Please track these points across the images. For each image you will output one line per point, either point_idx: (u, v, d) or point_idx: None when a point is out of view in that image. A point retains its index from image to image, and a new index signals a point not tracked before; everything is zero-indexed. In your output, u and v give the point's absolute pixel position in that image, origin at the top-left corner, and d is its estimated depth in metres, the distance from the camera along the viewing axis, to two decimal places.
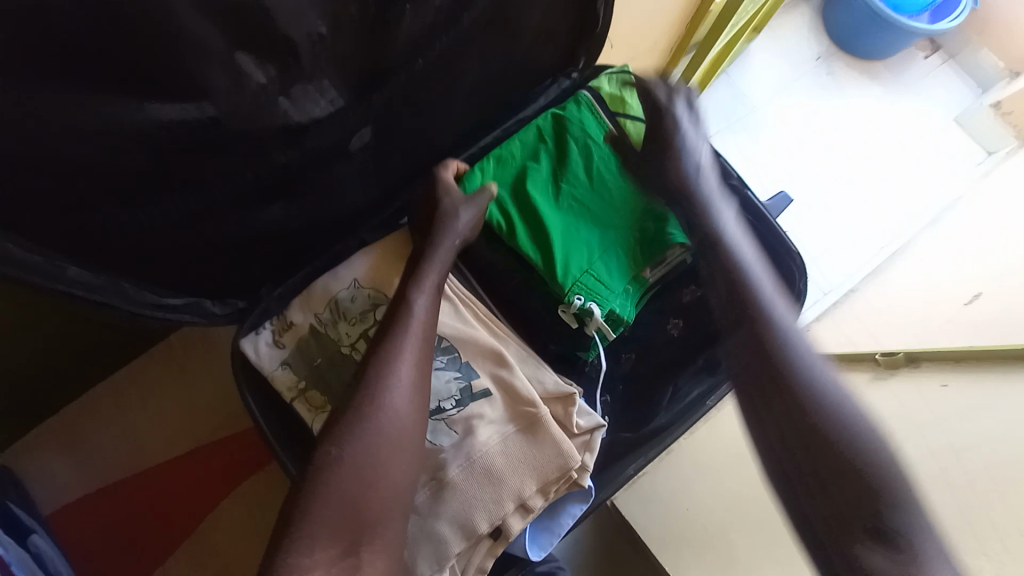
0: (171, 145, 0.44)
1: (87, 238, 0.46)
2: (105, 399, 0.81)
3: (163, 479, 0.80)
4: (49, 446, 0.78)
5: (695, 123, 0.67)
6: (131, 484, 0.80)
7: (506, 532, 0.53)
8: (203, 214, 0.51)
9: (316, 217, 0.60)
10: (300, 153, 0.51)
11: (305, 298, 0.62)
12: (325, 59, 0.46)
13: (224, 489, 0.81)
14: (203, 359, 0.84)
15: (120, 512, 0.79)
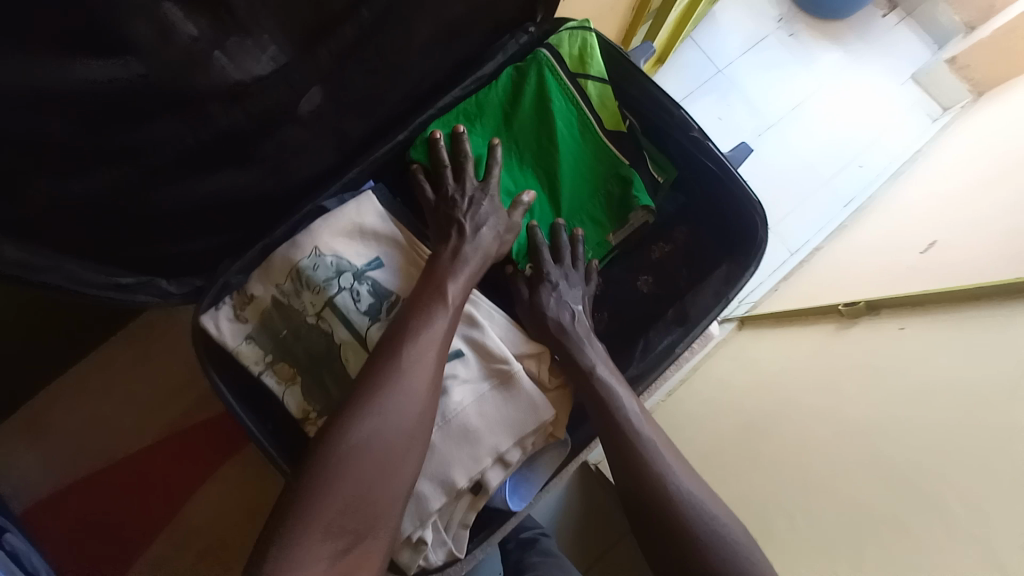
0: (97, 106, 0.40)
1: (16, 217, 0.43)
2: (75, 389, 0.79)
3: (137, 465, 0.79)
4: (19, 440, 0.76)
5: (580, 283, 0.65)
6: (107, 472, 0.78)
7: (486, 487, 0.53)
8: (144, 186, 0.48)
9: (270, 186, 0.58)
10: (244, 116, 0.49)
11: (263, 270, 0.56)
12: (260, 10, 0.43)
13: (200, 475, 0.80)
14: (167, 339, 0.82)
15: (96, 501, 0.77)
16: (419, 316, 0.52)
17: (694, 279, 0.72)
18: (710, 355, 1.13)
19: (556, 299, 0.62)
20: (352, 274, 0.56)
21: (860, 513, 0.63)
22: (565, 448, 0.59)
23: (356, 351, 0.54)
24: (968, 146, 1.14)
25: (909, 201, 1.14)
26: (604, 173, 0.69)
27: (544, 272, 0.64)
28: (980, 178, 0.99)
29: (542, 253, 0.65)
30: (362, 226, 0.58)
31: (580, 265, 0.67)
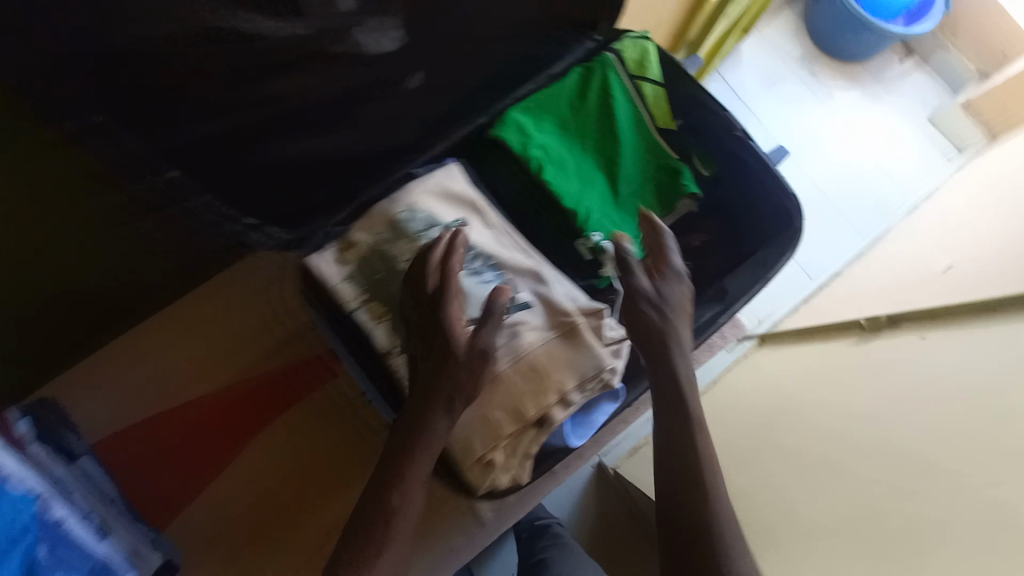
0: (264, 58, 0.49)
1: (176, 145, 0.51)
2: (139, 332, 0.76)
3: (185, 416, 0.76)
4: (83, 380, 0.73)
5: (675, 293, 0.61)
6: (165, 422, 0.75)
7: (549, 422, 0.59)
8: (273, 132, 0.56)
9: (365, 149, 0.66)
10: (359, 81, 0.58)
11: (365, 219, 0.64)
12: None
13: (255, 430, 0.77)
14: (229, 291, 0.79)
15: (139, 452, 0.74)
16: (374, 536, 0.48)
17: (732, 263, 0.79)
18: (732, 367, 1.18)
19: (656, 309, 0.59)
20: (439, 229, 0.64)
21: (856, 489, 0.66)
22: (616, 398, 0.65)
23: None
24: (985, 183, 1.21)
25: (927, 231, 1.20)
26: (656, 162, 0.76)
27: (638, 283, 0.61)
28: (998, 208, 1.04)
29: (632, 259, 0.62)
30: (450, 189, 0.66)
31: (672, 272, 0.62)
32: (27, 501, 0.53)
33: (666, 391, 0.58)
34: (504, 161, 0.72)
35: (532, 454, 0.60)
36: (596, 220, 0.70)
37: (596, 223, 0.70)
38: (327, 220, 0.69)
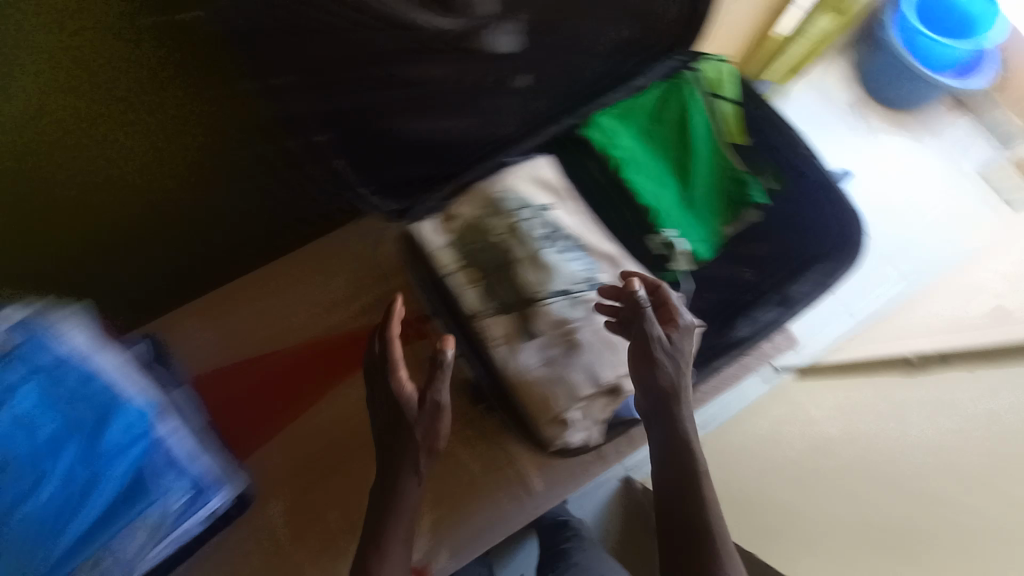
0: (408, 41, 0.63)
1: (325, 103, 0.64)
2: (242, 280, 0.84)
3: (264, 366, 0.82)
4: (190, 320, 0.80)
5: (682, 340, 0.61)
6: (245, 369, 0.81)
7: (621, 390, 0.64)
8: (398, 108, 0.67)
9: (467, 136, 0.74)
10: (473, 72, 0.68)
11: (468, 195, 0.71)
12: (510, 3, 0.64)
13: (333, 384, 0.83)
14: (314, 257, 0.84)
15: (222, 394, 0.80)
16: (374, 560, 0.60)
17: (799, 271, 0.81)
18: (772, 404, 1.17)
19: (672, 361, 0.59)
20: (531, 209, 0.70)
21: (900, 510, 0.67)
22: None
23: (531, 267, 0.67)
24: None
25: None
26: (726, 174, 0.82)
27: (654, 336, 0.59)
28: None
29: (647, 305, 0.59)
30: (543, 176, 0.73)
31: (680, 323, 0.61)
32: (142, 415, 0.63)
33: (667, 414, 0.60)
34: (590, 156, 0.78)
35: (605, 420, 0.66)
36: (670, 219, 0.76)
37: (670, 222, 0.76)
38: (426, 197, 0.74)
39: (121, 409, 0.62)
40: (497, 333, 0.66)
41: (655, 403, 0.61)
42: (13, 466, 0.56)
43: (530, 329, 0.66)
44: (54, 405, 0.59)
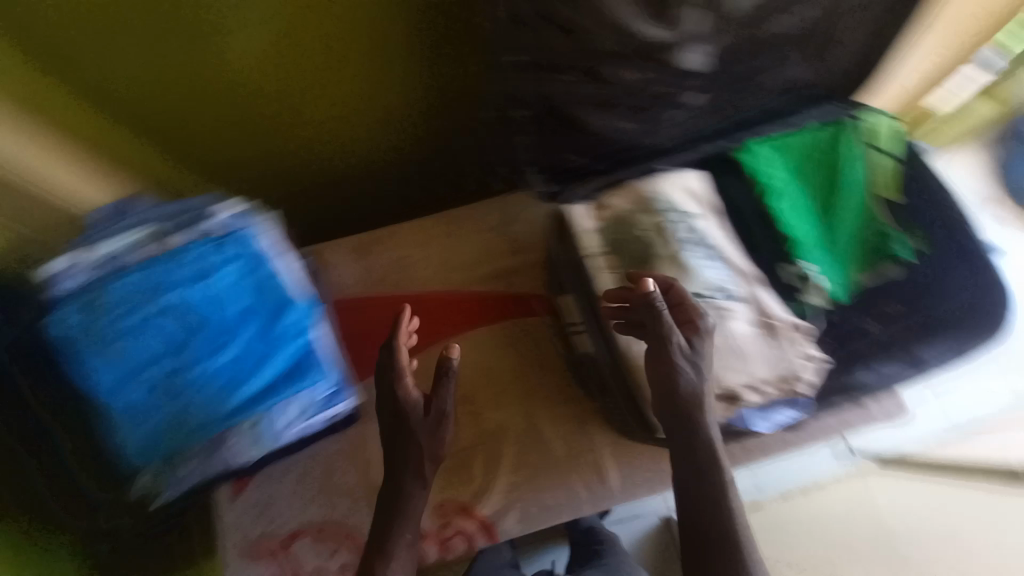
0: (620, 50, 0.64)
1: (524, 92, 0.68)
2: (405, 229, 1.03)
3: (413, 302, 0.99)
4: (364, 249, 1.01)
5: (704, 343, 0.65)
6: (399, 300, 0.99)
7: (738, 399, 0.67)
8: (585, 106, 0.70)
9: (629, 141, 0.79)
10: (660, 84, 0.71)
11: (622, 190, 0.77)
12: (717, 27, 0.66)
13: (458, 331, 0.97)
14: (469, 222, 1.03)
15: (378, 315, 0.98)
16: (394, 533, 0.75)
17: (937, 334, 0.78)
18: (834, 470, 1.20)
19: (692, 365, 0.63)
20: (676, 213, 0.74)
21: None
22: (797, 406, 0.70)
23: (669, 265, 0.71)
24: None
25: None
26: (870, 223, 0.82)
27: (669, 332, 0.64)
28: None
29: (660, 302, 0.63)
30: (694, 187, 0.77)
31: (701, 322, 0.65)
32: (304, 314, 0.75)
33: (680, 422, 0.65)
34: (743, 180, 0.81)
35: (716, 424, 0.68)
36: (807, 253, 0.78)
37: (806, 255, 0.78)
38: (578, 186, 0.81)
39: (294, 305, 0.74)
40: None
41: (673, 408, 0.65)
42: (214, 325, 0.69)
43: None
44: (252, 290, 0.73)
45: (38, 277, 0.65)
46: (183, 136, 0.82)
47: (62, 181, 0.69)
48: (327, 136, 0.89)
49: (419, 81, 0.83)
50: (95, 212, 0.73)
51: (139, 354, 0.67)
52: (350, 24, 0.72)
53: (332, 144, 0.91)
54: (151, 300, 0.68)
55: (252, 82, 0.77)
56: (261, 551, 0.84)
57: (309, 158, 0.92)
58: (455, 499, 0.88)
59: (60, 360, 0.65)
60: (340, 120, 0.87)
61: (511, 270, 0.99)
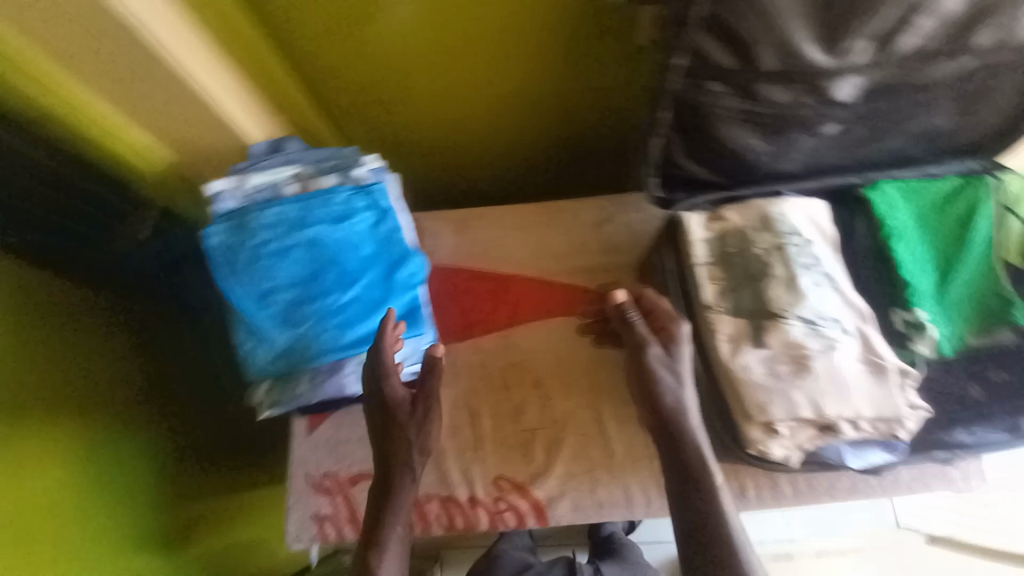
0: (779, 66, 0.66)
1: (674, 95, 0.70)
2: (503, 211, 1.07)
3: (501, 279, 1.04)
4: (466, 221, 1.07)
5: (680, 352, 0.69)
6: (489, 276, 1.04)
7: (835, 429, 0.67)
8: (727, 117, 0.72)
9: (757, 160, 0.79)
10: (804, 108, 0.72)
11: (743, 207, 0.77)
12: (874, 59, 0.67)
13: (540, 316, 1.01)
14: (562, 212, 1.06)
15: (468, 285, 1.03)
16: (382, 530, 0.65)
17: None
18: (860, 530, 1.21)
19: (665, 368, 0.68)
20: (800, 237, 0.73)
21: None
22: (888, 448, 0.70)
23: (782, 286, 0.71)
24: None
25: None
26: (990, 286, 0.78)
27: (645, 339, 0.70)
28: None
29: (631, 311, 0.73)
30: (820, 214, 0.76)
31: (679, 342, 0.70)
32: (418, 269, 0.79)
33: (682, 461, 0.64)
34: (867, 217, 0.79)
35: (808, 450, 0.68)
36: (920, 300, 0.75)
37: (919, 303, 0.75)
38: (693, 194, 0.84)
39: (412, 258, 0.79)
40: (723, 330, 0.72)
41: (666, 432, 0.66)
42: (343, 264, 0.75)
43: (763, 339, 0.70)
44: (381, 237, 0.77)
45: (209, 192, 0.73)
46: (336, 87, 0.88)
47: (239, 115, 0.77)
48: (465, 115, 0.95)
49: (567, 78, 0.89)
50: (256, 145, 0.80)
51: (278, 277, 0.72)
52: (535, 16, 0.78)
53: (466, 123, 0.97)
54: (295, 230, 0.74)
55: (426, 52, 0.83)
56: (324, 487, 0.90)
57: (436, 123, 0.96)
58: (512, 477, 0.91)
59: (212, 268, 0.71)
60: (484, 102, 0.93)
61: (601, 268, 1.02)
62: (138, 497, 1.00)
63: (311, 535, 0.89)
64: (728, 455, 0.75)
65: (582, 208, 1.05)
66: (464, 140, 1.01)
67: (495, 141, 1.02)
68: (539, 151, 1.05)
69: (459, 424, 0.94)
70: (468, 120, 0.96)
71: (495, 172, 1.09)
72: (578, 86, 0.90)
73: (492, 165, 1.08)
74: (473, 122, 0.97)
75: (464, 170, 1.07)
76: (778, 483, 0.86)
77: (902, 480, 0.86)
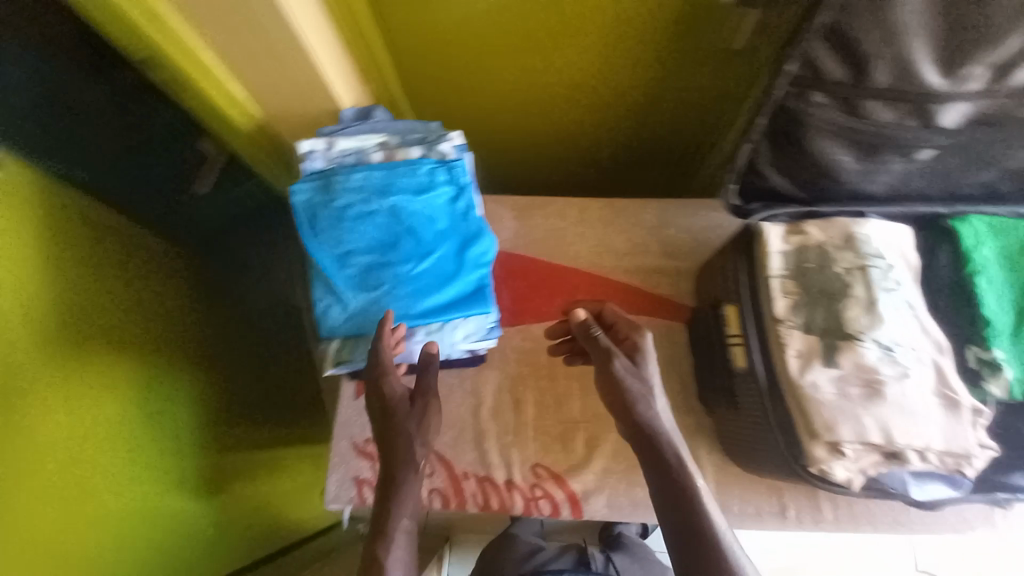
0: (890, 84, 0.64)
1: (776, 104, 0.69)
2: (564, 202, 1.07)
3: (556, 270, 1.03)
4: (526, 209, 1.06)
5: (645, 363, 0.70)
6: (543, 265, 1.03)
7: (901, 458, 0.65)
8: (825, 132, 0.71)
9: (845, 179, 0.77)
10: (906, 130, 0.70)
11: (825, 223, 0.75)
12: (990, 87, 0.65)
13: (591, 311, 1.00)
14: (623, 210, 1.05)
15: (522, 272, 1.03)
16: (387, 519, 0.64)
17: None
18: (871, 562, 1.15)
19: (636, 386, 0.68)
20: (884, 260, 0.71)
21: None
22: (947, 482, 0.69)
23: (858, 307, 0.70)
24: None
25: None
26: None
27: (611, 350, 0.71)
28: None
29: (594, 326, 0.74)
30: (906, 240, 0.74)
31: (643, 357, 0.71)
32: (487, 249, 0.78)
33: (674, 488, 0.62)
34: (954, 249, 0.77)
35: (870, 475, 0.67)
36: (1000, 339, 0.73)
37: (998, 341, 0.72)
38: (772, 206, 0.82)
39: (483, 237, 0.78)
40: (794, 346, 0.70)
41: (650, 452, 0.65)
42: (419, 236, 0.75)
43: (836, 358, 0.69)
44: (458, 213, 0.78)
45: (301, 151, 0.76)
46: (428, 59, 0.89)
47: (338, 85, 0.77)
48: (549, 103, 0.97)
49: (661, 81, 0.89)
50: (344, 110, 0.81)
51: (358, 240, 0.74)
52: (640, 14, 0.78)
53: (547, 111, 0.99)
54: (378, 196, 0.75)
55: (525, 38, 0.85)
56: (366, 451, 0.92)
57: (517, 104, 0.98)
58: (550, 465, 0.91)
59: (298, 225, 0.73)
60: (568, 94, 0.95)
61: (658, 270, 1.01)
62: (180, 444, 1.04)
63: (348, 497, 0.90)
64: (779, 471, 0.75)
65: (644, 208, 1.04)
66: (541, 122, 1.01)
67: (568, 128, 1.02)
68: (612, 148, 1.06)
69: (502, 408, 0.95)
70: (548, 105, 0.97)
71: (562, 157, 1.10)
72: (663, 83, 0.90)
73: (560, 152, 1.08)
74: (553, 108, 0.98)
75: (535, 150, 1.09)
76: (819, 505, 0.84)
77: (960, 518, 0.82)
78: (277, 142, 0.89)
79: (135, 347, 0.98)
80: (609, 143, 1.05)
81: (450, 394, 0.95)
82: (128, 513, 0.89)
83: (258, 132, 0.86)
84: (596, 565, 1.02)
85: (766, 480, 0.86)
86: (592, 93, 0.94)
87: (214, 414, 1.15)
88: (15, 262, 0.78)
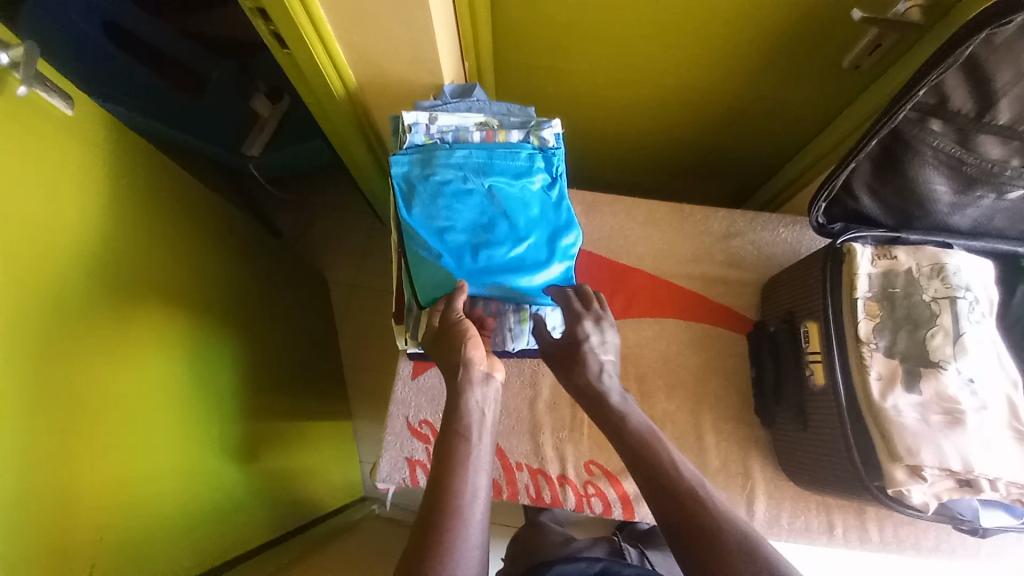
0: (1008, 121, 0.66)
1: (889, 127, 0.69)
2: (632, 202, 1.05)
3: (623, 271, 1.02)
4: (595, 204, 1.05)
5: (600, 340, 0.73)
6: (609, 265, 1.02)
7: (975, 486, 0.67)
8: (930, 160, 0.72)
9: (935, 210, 0.78)
10: (1010, 170, 0.71)
11: (913, 250, 0.76)
12: None
13: (654, 314, 1.00)
14: (692, 215, 1.04)
15: (590, 270, 1.01)
16: (450, 493, 0.58)
17: None
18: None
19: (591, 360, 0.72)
20: (967, 293, 0.72)
21: None
22: (1008, 510, 0.71)
23: (940, 338, 0.71)
24: None
25: None
26: None
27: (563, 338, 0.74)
28: None
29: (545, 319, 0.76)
30: (986, 273, 0.75)
31: (583, 350, 0.73)
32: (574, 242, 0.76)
33: None
34: None
35: (940, 499, 0.69)
36: None
37: None
38: (857, 228, 0.83)
39: (572, 229, 0.76)
40: (875, 367, 0.72)
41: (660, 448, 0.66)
42: (511, 221, 0.74)
43: (917, 385, 0.70)
44: (551, 202, 0.76)
45: (405, 121, 0.75)
46: (531, 38, 0.89)
47: (445, 56, 0.76)
48: (637, 95, 0.98)
49: (753, 86, 0.91)
50: (446, 86, 0.80)
51: (453, 218, 0.73)
52: (757, 19, 0.79)
53: (635, 102, 1.00)
54: (477, 175, 0.74)
55: (633, 30, 0.84)
56: (420, 432, 0.91)
57: (606, 92, 0.98)
58: (604, 463, 0.91)
59: (396, 197, 0.73)
60: (654, 90, 0.96)
61: (723, 281, 1.01)
62: (223, 408, 0.99)
63: (401, 476, 0.89)
64: (846, 492, 0.76)
65: (713, 216, 1.04)
66: (624, 112, 1.02)
67: (649, 119, 1.03)
68: (692, 143, 1.08)
69: (559, 402, 0.94)
70: (636, 96, 0.98)
71: (635, 146, 1.11)
72: (754, 88, 0.92)
73: (635, 141, 1.10)
74: (639, 98, 0.98)
75: (610, 138, 1.10)
76: (866, 525, 0.86)
77: (1007, 552, 0.85)
78: (363, 109, 0.88)
79: (185, 303, 0.93)
80: (690, 138, 1.06)
81: (509, 384, 0.95)
82: (178, 474, 0.84)
83: (347, 100, 0.84)
84: (630, 557, 0.93)
85: (817, 497, 0.88)
86: (682, 90, 0.95)
87: (255, 378, 1.11)
88: (76, 206, 0.74)
